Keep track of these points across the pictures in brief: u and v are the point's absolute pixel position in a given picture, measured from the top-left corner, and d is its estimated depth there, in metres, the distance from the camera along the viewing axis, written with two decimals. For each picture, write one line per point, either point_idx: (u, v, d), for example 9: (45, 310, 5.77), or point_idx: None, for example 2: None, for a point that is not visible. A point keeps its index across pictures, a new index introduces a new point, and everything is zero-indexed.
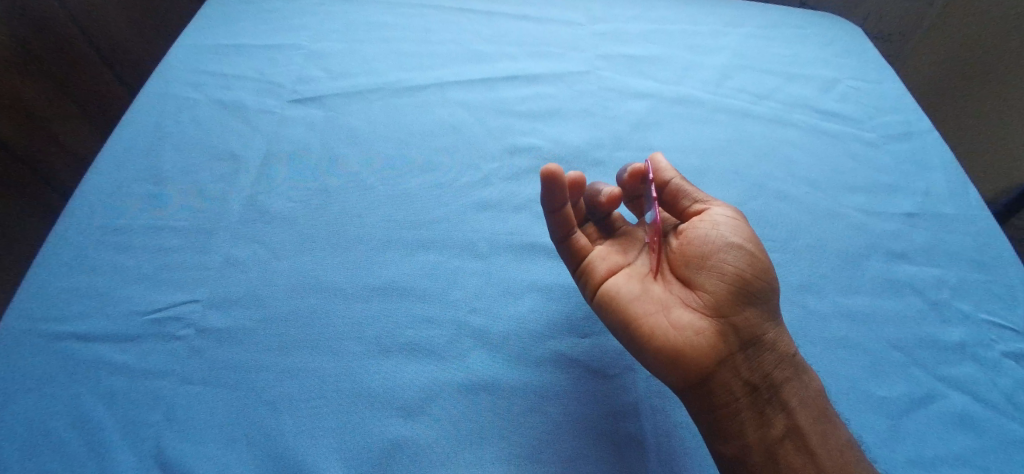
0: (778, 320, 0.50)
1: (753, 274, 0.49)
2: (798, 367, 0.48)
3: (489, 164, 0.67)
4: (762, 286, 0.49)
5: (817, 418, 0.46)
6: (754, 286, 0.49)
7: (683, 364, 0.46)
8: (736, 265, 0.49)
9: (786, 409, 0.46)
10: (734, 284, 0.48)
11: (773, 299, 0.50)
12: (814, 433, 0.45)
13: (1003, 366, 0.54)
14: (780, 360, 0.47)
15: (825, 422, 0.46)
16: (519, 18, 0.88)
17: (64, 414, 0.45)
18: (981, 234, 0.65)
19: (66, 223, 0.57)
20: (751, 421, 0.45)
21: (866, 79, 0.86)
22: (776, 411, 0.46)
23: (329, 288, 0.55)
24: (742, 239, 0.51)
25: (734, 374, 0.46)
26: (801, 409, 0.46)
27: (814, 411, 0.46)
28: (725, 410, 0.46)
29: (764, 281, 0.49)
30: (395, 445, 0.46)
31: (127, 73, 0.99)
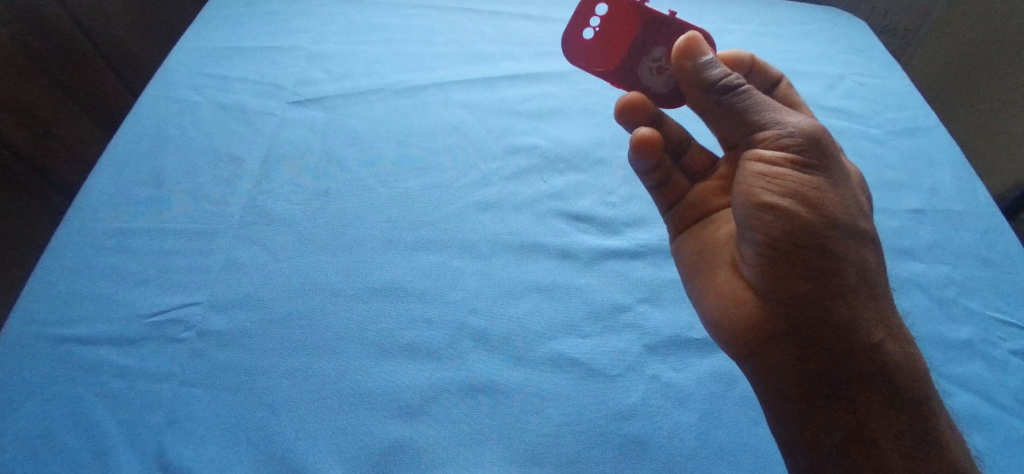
0: (850, 278, 0.46)
1: (790, 234, 0.45)
2: (872, 339, 0.45)
3: (490, 164, 0.67)
4: (807, 246, 0.45)
5: (886, 404, 0.45)
6: (815, 245, 0.45)
7: (731, 333, 0.49)
8: (767, 226, 0.46)
9: (851, 389, 0.45)
10: (786, 243, 0.45)
11: (840, 256, 0.46)
12: (879, 421, 0.44)
13: (1012, 364, 0.54)
14: (851, 332, 0.45)
15: (898, 412, 0.44)
16: (521, 18, 0.87)
17: (66, 416, 0.46)
18: (989, 231, 0.65)
19: (69, 226, 0.57)
20: (809, 402, 0.46)
21: (873, 75, 0.85)
22: (841, 392, 0.45)
23: (329, 290, 0.55)
24: (779, 189, 0.46)
25: (788, 346, 0.47)
26: (869, 391, 0.45)
27: (887, 395, 0.45)
28: (778, 385, 0.47)
29: (812, 241, 0.45)
30: (395, 446, 0.46)
31: (132, 77, 1.01)
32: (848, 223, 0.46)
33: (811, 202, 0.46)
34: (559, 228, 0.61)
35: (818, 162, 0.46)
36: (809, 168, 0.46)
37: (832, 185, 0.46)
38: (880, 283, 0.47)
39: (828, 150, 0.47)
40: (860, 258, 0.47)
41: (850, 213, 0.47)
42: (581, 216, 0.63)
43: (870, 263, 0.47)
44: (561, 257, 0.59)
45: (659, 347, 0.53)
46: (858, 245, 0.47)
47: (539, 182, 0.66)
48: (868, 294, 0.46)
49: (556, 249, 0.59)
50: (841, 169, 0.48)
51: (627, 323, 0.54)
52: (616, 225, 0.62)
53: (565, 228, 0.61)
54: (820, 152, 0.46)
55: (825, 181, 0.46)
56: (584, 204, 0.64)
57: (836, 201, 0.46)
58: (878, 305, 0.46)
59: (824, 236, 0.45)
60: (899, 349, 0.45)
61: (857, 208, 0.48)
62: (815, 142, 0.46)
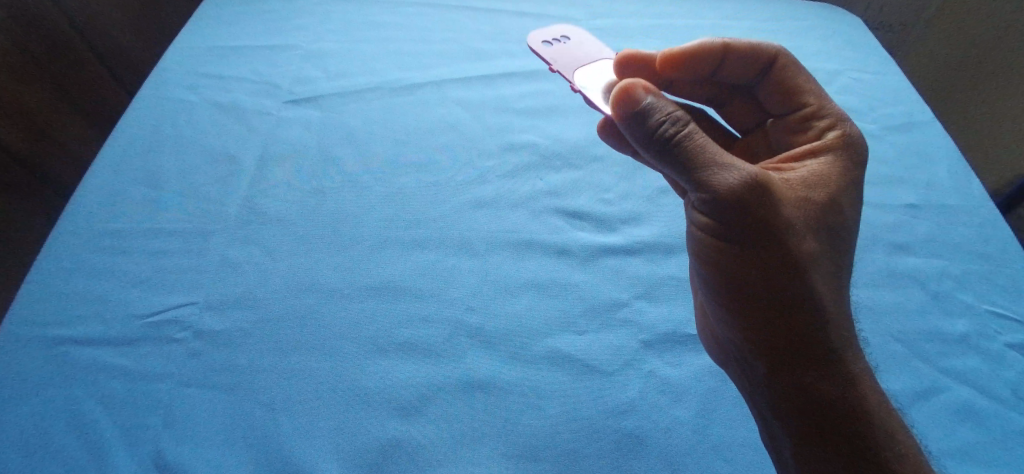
0: (798, 305, 0.46)
1: (723, 292, 0.49)
2: (822, 359, 0.46)
3: (486, 161, 0.67)
4: (736, 302, 0.48)
5: (846, 419, 0.45)
6: (758, 278, 0.46)
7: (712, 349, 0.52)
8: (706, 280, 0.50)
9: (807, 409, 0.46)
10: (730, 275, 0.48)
11: (786, 287, 0.46)
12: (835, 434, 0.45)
13: (1007, 358, 0.54)
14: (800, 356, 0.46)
15: (852, 426, 0.45)
16: (517, 15, 0.87)
17: (63, 417, 0.46)
18: (984, 225, 0.65)
19: (65, 227, 0.57)
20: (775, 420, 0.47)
21: (868, 71, 0.85)
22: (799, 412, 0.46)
23: (326, 289, 0.55)
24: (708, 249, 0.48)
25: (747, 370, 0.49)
26: (824, 407, 0.45)
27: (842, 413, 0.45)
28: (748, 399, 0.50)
29: (742, 298, 0.48)
30: (393, 444, 0.46)
31: (128, 78, 1.01)
32: (776, 279, 0.46)
33: (731, 262, 0.47)
34: (556, 225, 0.61)
35: (732, 224, 0.45)
36: (728, 231, 0.46)
37: (757, 243, 0.45)
38: (824, 330, 0.46)
39: (750, 208, 0.44)
40: (795, 309, 0.46)
41: (781, 268, 0.45)
42: (578, 213, 0.63)
43: (809, 311, 0.46)
44: (558, 254, 0.59)
45: (657, 343, 0.53)
46: (795, 298, 0.46)
47: (536, 179, 0.66)
48: (803, 345, 0.46)
49: (553, 246, 0.59)
50: (774, 219, 0.45)
51: (625, 320, 0.54)
52: (613, 222, 0.62)
53: (562, 225, 0.62)
54: (738, 215, 0.44)
55: (745, 241, 0.46)
56: (580, 201, 0.64)
57: (758, 261, 0.46)
58: (821, 353, 0.46)
59: (750, 294, 0.47)
60: (846, 397, 0.45)
61: (790, 262, 0.45)
62: (729, 205, 0.44)
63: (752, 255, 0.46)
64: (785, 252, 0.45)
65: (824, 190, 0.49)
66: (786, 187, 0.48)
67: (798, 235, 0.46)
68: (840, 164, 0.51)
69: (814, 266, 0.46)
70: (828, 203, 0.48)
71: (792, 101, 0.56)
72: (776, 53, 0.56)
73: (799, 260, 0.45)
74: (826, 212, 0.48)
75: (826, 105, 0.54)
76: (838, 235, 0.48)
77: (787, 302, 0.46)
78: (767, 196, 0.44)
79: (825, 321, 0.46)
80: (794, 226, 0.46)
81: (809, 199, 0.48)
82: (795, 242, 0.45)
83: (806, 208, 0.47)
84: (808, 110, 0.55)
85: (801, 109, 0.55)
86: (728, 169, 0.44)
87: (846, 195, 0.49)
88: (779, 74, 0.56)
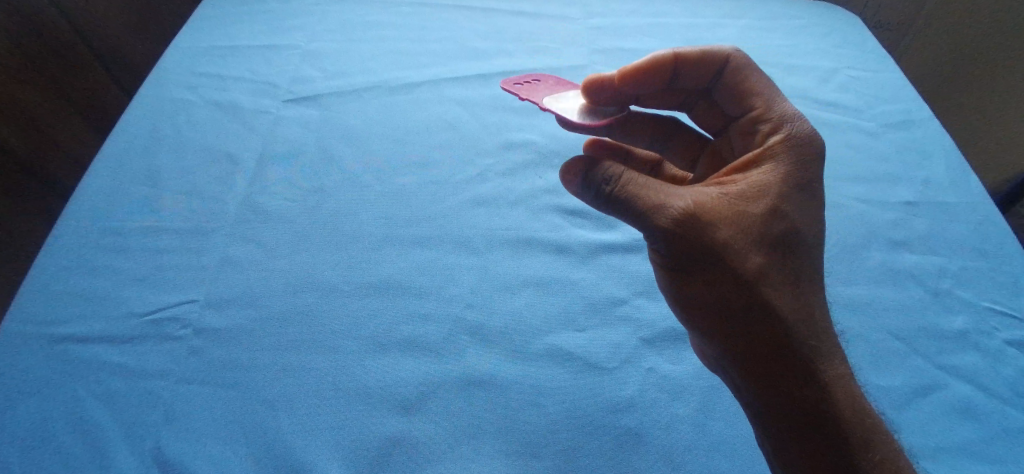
0: (749, 326, 0.46)
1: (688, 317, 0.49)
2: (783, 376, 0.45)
3: (485, 160, 0.67)
4: (700, 327, 0.49)
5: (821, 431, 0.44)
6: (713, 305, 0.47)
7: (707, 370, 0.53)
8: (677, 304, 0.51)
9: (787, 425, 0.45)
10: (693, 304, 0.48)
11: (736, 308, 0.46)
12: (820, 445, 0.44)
13: (1006, 354, 0.54)
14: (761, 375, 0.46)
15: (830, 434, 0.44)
16: (514, 14, 0.88)
17: (64, 415, 0.46)
18: (983, 222, 0.65)
19: (65, 226, 0.57)
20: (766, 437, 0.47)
21: (865, 69, 0.85)
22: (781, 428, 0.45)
23: (325, 286, 0.55)
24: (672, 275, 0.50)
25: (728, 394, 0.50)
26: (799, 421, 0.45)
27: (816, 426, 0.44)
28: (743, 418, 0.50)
29: (705, 322, 0.48)
30: (393, 441, 0.46)
31: (126, 79, 1.01)
32: (729, 302, 0.46)
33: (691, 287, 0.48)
34: (555, 223, 0.62)
35: (681, 254, 0.46)
36: (680, 260, 0.47)
37: (705, 269, 0.46)
38: (782, 345, 0.45)
39: (690, 239, 0.45)
40: (749, 328, 0.46)
41: (730, 290, 0.46)
42: (576, 211, 0.63)
43: (764, 329, 0.46)
44: (557, 252, 0.59)
45: (656, 340, 0.53)
46: (745, 320, 0.46)
47: (535, 177, 0.66)
48: (766, 364, 0.46)
49: (552, 244, 0.59)
50: (716, 243, 0.45)
51: (623, 317, 0.54)
52: (612, 220, 0.62)
53: (561, 223, 0.62)
54: (681, 247, 0.46)
55: (696, 267, 0.47)
56: (579, 199, 0.64)
57: (710, 286, 0.47)
58: (785, 368, 0.45)
59: (708, 320, 0.48)
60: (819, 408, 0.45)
61: (736, 284, 0.46)
62: (672, 240, 0.45)
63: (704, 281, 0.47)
64: (732, 274, 0.46)
65: (771, 197, 0.46)
66: (731, 205, 0.46)
67: (742, 254, 0.45)
68: (790, 164, 0.47)
69: (762, 281, 0.45)
70: (774, 212, 0.46)
71: (742, 103, 0.52)
72: (727, 56, 0.52)
73: (744, 280, 0.45)
74: (774, 220, 0.46)
75: (773, 106, 0.50)
76: (789, 244, 0.46)
77: (742, 324, 0.46)
78: (703, 225, 0.45)
79: (781, 336, 0.45)
80: (736, 247, 0.45)
81: (753, 214, 0.46)
82: (739, 263, 0.45)
83: (750, 222, 0.46)
84: (756, 112, 0.51)
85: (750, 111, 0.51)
86: (661, 210, 0.45)
87: (794, 198, 0.47)
88: (731, 77, 0.52)
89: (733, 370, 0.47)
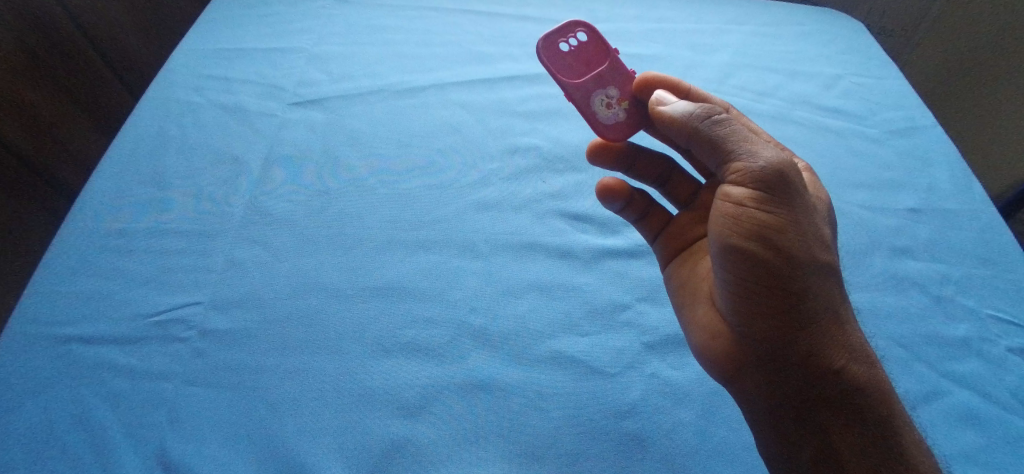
0: (827, 296, 0.44)
1: (762, 275, 0.44)
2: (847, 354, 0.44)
3: (489, 164, 0.67)
4: (776, 286, 0.44)
5: (875, 409, 0.43)
6: (794, 270, 0.44)
7: (716, 360, 0.48)
8: (734, 266, 0.45)
9: (832, 404, 0.44)
10: (765, 272, 0.44)
11: (818, 276, 0.44)
12: (870, 424, 0.43)
13: (1009, 361, 0.54)
14: (832, 349, 0.44)
15: (884, 413, 0.43)
16: (519, 18, 0.88)
17: (68, 416, 0.46)
18: (985, 230, 0.65)
19: (71, 227, 0.58)
20: (796, 422, 0.44)
21: (869, 75, 0.85)
22: (824, 406, 0.44)
23: (329, 289, 0.55)
24: (745, 228, 0.44)
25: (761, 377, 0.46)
26: (856, 398, 0.43)
27: (871, 403, 0.43)
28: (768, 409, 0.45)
29: (781, 281, 0.44)
30: (396, 444, 0.46)
31: (132, 79, 1.01)
32: (815, 261, 0.44)
33: (778, 238, 0.44)
34: (559, 228, 0.62)
35: (782, 197, 0.44)
36: (775, 205, 0.44)
37: (799, 220, 0.44)
38: (848, 316, 0.45)
39: (795, 186, 0.45)
40: (827, 292, 0.44)
41: (818, 249, 0.45)
42: (579, 215, 0.63)
43: (837, 296, 0.45)
44: (560, 257, 0.59)
45: (658, 346, 0.53)
46: (819, 290, 0.44)
47: (539, 182, 0.66)
48: (836, 330, 0.44)
49: (556, 248, 0.60)
50: (808, 201, 0.46)
51: (627, 322, 0.55)
52: (615, 225, 0.63)
53: (564, 228, 0.62)
54: (786, 188, 0.44)
55: (789, 217, 0.44)
56: (583, 204, 0.64)
57: (801, 239, 0.44)
58: (851, 341, 0.44)
59: (790, 277, 0.44)
60: (876, 382, 0.44)
61: (822, 243, 0.45)
62: (783, 181, 0.44)
63: (796, 232, 0.44)
64: (817, 234, 0.45)
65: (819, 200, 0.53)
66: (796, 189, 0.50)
67: (820, 223, 0.47)
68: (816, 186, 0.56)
69: (835, 254, 0.47)
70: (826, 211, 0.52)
71: None
72: (728, 107, 0.59)
73: (826, 241, 0.46)
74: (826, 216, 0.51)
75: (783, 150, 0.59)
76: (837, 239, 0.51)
77: (822, 286, 0.44)
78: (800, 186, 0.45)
79: (847, 309, 0.46)
80: (817, 214, 0.47)
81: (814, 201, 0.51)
82: (821, 228, 0.46)
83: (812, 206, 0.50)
84: None
85: None
86: (774, 151, 0.45)
87: (831, 210, 0.54)
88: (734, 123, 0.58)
89: (797, 341, 0.44)
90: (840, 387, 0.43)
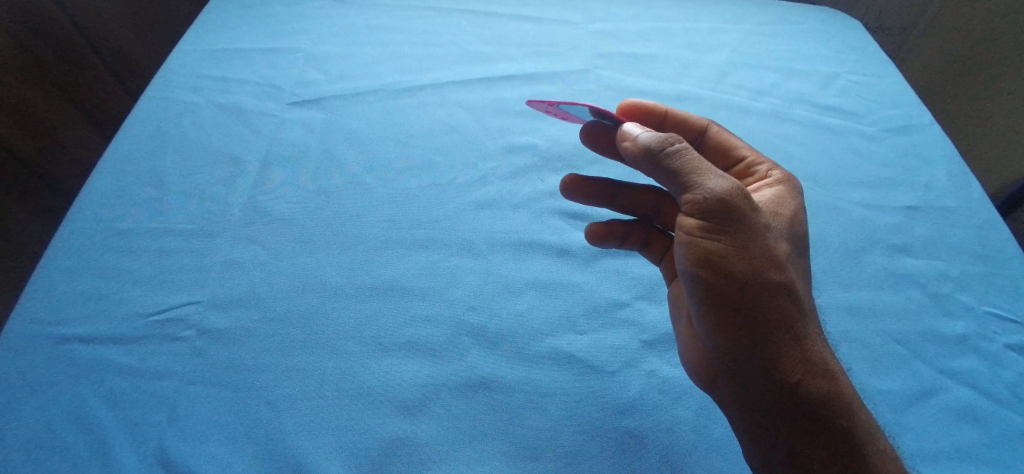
0: (782, 312, 0.45)
1: (713, 297, 0.46)
2: (806, 367, 0.45)
3: (487, 163, 0.67)
4: (726, 306, 0.45)
5: (836, 420, 0.44)
6: (747, 291, 0.45)
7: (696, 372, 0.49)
8: (692, 289, 0.47)
9: (796, 414, 0.44)
10: (719, 294, 0.45)
11: (772, 293, 0.45)
12: (831, 432, 0.44)
13: (1007, 358, 0.54)
14: (791, 361, 0.45)
15: (844, 421, 0.44)
16: (517, 18, 0.88)
17: (67, 416, 0.46)
18: (983, 227, 0.65)
19: (70, 227, 0.58)
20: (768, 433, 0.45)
21: (867, 74, 0.86)
22: (791, 417, 0.44)
23: (328, 287, 0.55)
24: (696, 254, 0.46)
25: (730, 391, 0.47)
26: (816, 409, 0.44)
27: (831, 414, 0.44)
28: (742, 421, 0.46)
29: (735, 301, 0.45)
30: (395, 443, 0.46)
31: (132, 82, 1.01)
32: (763, 280, 0.45)
33: (726, 262, 0.45)
34: (557, 226, 0.62)
35: (728, 224, 0.45)
36: (721, 234, 0.45)
37: (746, 242, 0.45)
38: (802, 326, 0.46)
39: (744, 209, 0.45)
40: (777, 306, 0.45)
41: (767, 268, 0.45)
42: (578, 214, 0.63)
43: (789, 310, 0.46)
44: (558, 255, 0.59)
45: (657, 343, 0.53)
46: (773, 308, 0.45)
47: (537, 180, 0.66)
48: (789, 342, 0.45)
49: (554, 247, 0.60)
50: (758, 219, 0.46)
51: (626, 320, 0.55)
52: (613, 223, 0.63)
53: (562, 226, 0.62)
54: (734, 212, 0.45)
55: (737, 239, 0.45)
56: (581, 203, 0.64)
57: (749, 260, 0.45)
58: (803, 347, 0.45)
59: (743, 297, 0.45)
60: (831, 387, 0.45)
61: (771, 259, 0.46)
62: (729, 209, 0.44)
63: (744, 254, 0.45)
64: (766, 252, 0.46)
65: (784, 209, 0.52)
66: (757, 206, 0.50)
67: (774, 238, 0.47)
68: (790, 195, 0.54)
69: (789, 267, 0.47)
70: (788, 221, 0.51)
71: (729, 159, 0.60)
72: (707, 124, 0.61)
73: (781, 259, 0.46)
74: (786, 226, 0.50)
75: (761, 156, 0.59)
76: (802, 249, 0.50)
77: (771, 302, 0.45)
78: (751, 207, 0.46)
79: (801, 319, 0.46)
80: (770, 230, 0.47)
81: (775, 215, 0.51)
82: (772, 245, 0.46)
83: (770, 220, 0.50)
84: (745, 163, 0.59)
85: (738, 163, 0.59)
86: (724, 177, 0.46)
87: (800, 215, 0.52)
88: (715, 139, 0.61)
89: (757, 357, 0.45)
90: (795, 396, 0.45)
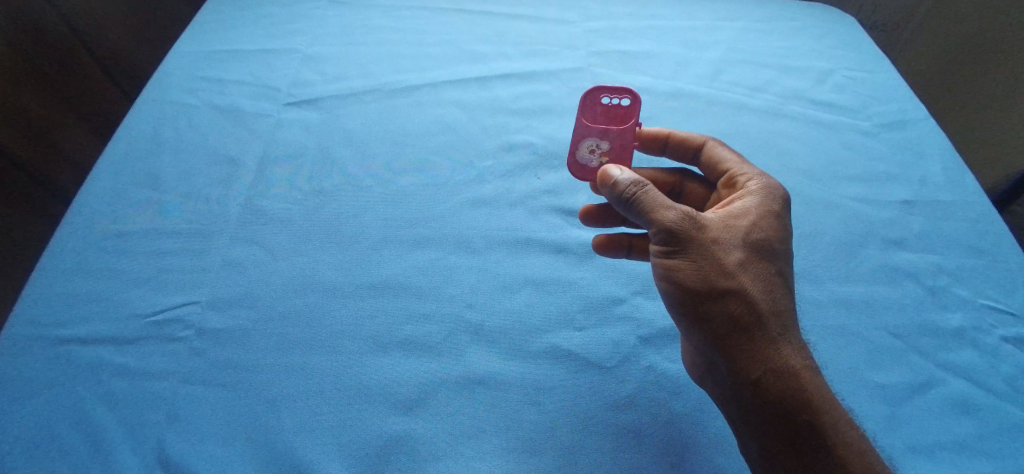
0: (739, 322, 0.45)
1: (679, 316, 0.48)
2: (769, 375, 0.44)
3: (484, 162, 0.68)
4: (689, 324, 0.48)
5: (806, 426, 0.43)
6: (701, 307, 0.46)
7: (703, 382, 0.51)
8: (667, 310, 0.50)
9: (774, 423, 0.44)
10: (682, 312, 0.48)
11: (725, 307, 0.46)
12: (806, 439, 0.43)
13: (1002, 350, 0.54)
14: (757, 370, 0.45)
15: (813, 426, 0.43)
16: (512, 17, 0.88)
17: (66, 417, 0.46)
18: (978, 221, 0.65)
19: (68, 229, 0.58)
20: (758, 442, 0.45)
21: (861, 69, 0.86)
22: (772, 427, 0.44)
23: (326, 286, 0.55)
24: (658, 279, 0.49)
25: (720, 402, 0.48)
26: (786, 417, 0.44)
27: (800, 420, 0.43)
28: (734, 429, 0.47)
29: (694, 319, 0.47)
30: (394, 441, 0.46)
31: (128, 84, 1.02)
32: (713, 293, 0.46)
33: (677, 283, 0.47)
34: (553, 224, 0.62)
35: (671, 248, 0.47)
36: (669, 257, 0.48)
37: (692, 260, 0.47)
38: (759, 331, 0.45)
39: (684, 231, 0.47)
40: (732, 316, 0.46)
41: (715, 281, 0.46)
42: (574, 212, 0.63)
43: (744, 316, 0.45)
44: (555, 253, 0.59)
45: (653, 339, 0.53)
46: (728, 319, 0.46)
47: (534, 179, 0.66)
48: (751, 349, 0.45)
49: (550, 244, 0.60)
50: (702, 235, 0.47)
51: (622, 316, 0.55)
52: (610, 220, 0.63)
53: (559, 224, 0.62)
54: (672, 236, 0.47)
55: (683, 260, 0.47)
56: (578, 200, 0.64)
57: (697, 276, 0.46)
58: (763, 351, 0.45)
59: (698, 314, 0.47)
60: (793, 390, 0.44)
61: (719, 271, 0.46)
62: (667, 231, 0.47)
63: (692, 272, 0.47)
64: (714, 261, 0.46)
65: (749, 218, 0.50)
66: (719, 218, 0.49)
67: (724, 249, 0.47)
68: (765, 201, 0.52)
69: (745, 273, 0.46)
70: (753, 225, 0.49)
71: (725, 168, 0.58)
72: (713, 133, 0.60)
73: (730, 268, 0.46)
74: (751, 231, 0.49)
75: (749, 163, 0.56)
76: (770, 255, 0.48)
77: (724, 310, 0.46)
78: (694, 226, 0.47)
79: (761, 323, 0.45)
80: (721, 242, 0.47)
81: (740, 223, 0.49)
82: (722, 256, 0.47)
83: (731, 228, 0.48)
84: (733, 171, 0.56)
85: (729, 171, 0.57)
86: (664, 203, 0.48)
87: (769, 221, 0.50)
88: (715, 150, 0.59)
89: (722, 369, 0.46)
90: (768, 404, 0.44)
